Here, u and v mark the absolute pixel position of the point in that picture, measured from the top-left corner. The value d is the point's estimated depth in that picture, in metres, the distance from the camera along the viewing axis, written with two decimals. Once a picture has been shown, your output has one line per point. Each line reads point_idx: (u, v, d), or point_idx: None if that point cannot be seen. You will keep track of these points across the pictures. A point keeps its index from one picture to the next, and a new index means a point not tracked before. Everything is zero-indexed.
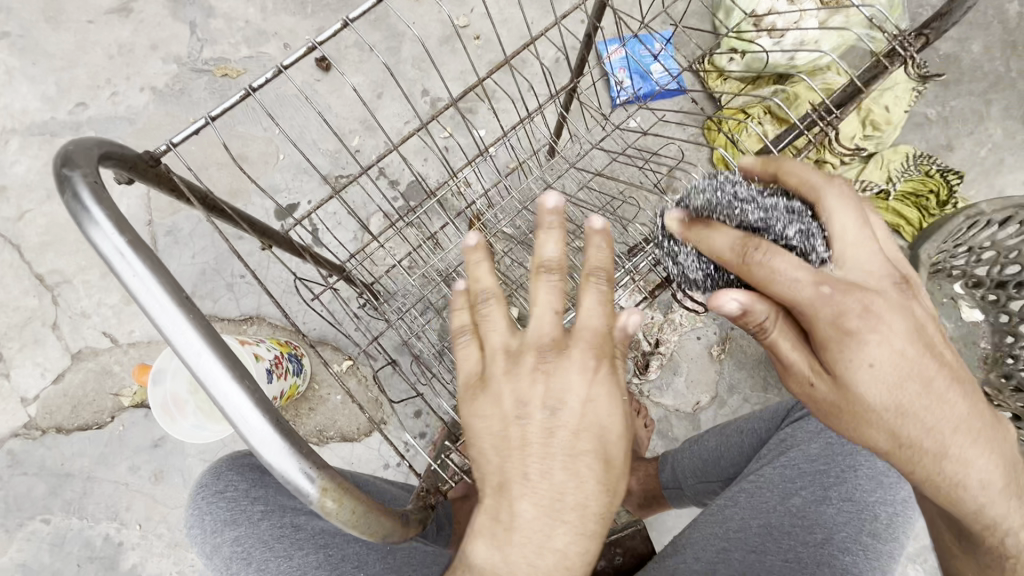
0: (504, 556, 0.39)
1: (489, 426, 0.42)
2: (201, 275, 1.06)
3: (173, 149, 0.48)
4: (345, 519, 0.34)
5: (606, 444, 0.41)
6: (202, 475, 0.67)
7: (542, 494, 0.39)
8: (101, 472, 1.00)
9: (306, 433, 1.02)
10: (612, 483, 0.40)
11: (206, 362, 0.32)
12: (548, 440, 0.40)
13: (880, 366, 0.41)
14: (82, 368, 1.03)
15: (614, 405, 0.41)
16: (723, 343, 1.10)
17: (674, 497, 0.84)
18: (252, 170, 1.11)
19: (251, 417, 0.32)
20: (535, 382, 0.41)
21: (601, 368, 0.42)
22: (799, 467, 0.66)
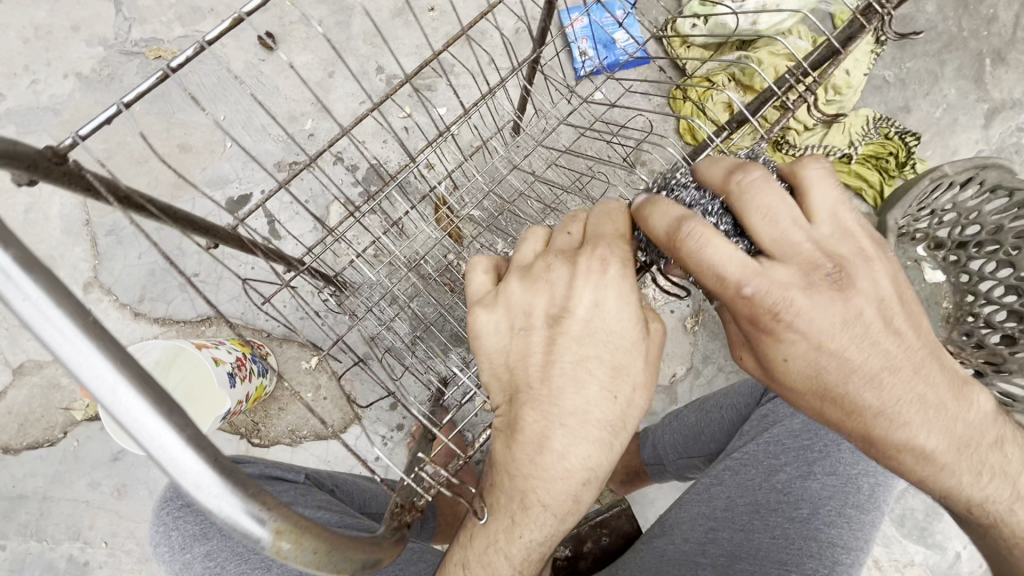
0: (511, 462, 0.40)
1: (495, 339, 0.40)
2: (150, 276, 1.00)
3: (82, 142, 0.43)
4: (307, 561, 0.32)
5: (613, 351, 0.39)
6: (164, 490, 0.64)
7: (545, 403, 0.39)
8: (58, 491, 0.94)
9: (278, 434, 0.99)
10: (620, 391, 0.39)
11: (124, 397, 0.27)
12: (549, 350, 0.39)
13: (795, 356, 0.39)
14: (26, 383, 0.96)
15: (627, 310, 0.39)
16: (696, 314, 1.11)
17: (656, 473, 0.83)
18: (198, 160, 1.04)
19: (184, 458, 0.28)
20: (538, 292, 0.40)
21: (612, 270, 0.39)
22: (783, 443, 0.66)
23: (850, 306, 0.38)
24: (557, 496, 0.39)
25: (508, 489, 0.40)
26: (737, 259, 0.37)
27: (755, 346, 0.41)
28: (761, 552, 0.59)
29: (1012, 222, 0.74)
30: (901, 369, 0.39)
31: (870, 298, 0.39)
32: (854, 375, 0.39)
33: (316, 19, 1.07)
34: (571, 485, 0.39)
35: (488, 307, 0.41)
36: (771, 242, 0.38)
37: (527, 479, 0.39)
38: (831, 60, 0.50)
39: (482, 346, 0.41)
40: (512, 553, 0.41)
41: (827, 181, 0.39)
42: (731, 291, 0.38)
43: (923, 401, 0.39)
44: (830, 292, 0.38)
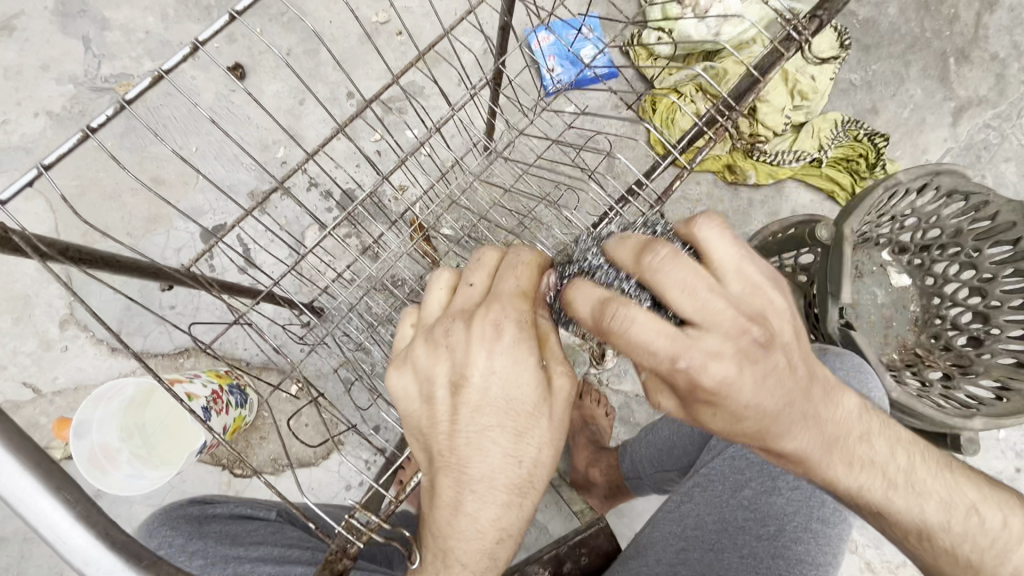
0: (431, 521, 0.40)
1: (407, 404, 0.41)
2: (126, 311, 1.00)
3: (4, 208, 0.44)
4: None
5: (515, 416, 0.39)
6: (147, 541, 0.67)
7: (454, 470, 0.39)
8: (39, 532, 0.93)
9: (261, 464, 0.98)
10: (523, 455, 0.39)
11: (11, 480, 0.28)
12: (451, 419, 0.39)
13: (722, 413, 0.38)
14: None
15: (524, 379, 0.39)
16: None
17: (635, 487, 0.84)
18: (171, 192, 1.05)
19: (72, 535, 0.28)
20: (439, 357, 0.40)
21: (506, 335, 0.39)
22: (746, 457, 0.65)
23: (770, 362, 0.38)
24: (473, 556, 0.39)
25: (431, 545, 0.41)
26: (664, 332, 0.36)
27: (682, 402, 0.39)
28: (730, 574, 0.59)
29: (973, 224, 0.75)
30: (800, 399, 0.40)
31: (789, 345, 0.39)
32: (768, 418, 0.39)
33: (285, 48, 1.09)
34: (485, 545, 0.39)
35: (399, 367, 0.41)
36: (698, 313, 0.37)
37: (446, 540, 0.39)
38: (750, 89, 0.52)
39: (397, 408, 0.41)
40: None
41: (724, 231, 0.38)
42: (669, 370, 0.37)
43: (810, 417, 0.41)
44: (758, 357, 0.37)
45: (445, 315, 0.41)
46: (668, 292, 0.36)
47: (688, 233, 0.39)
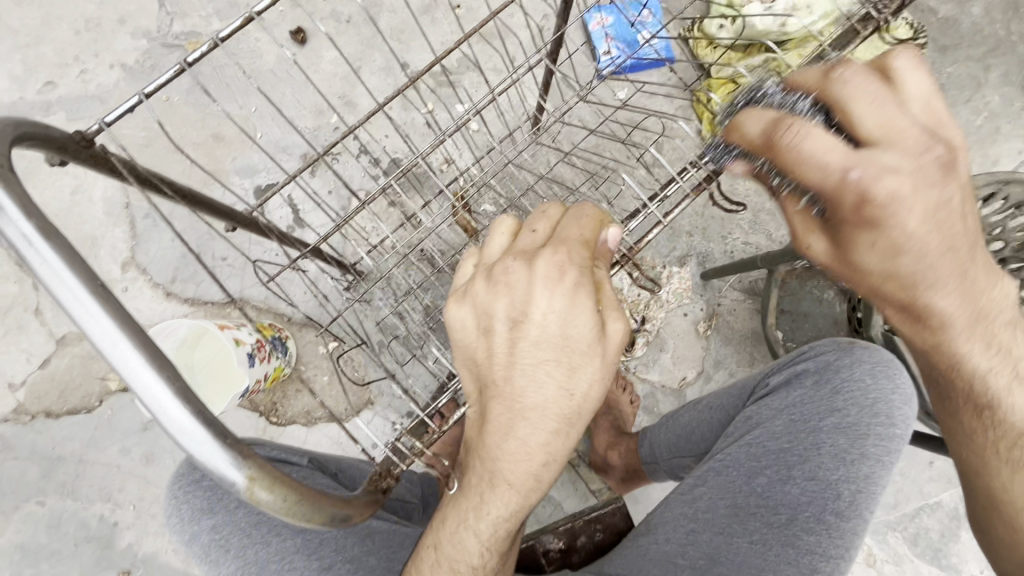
0: (481, 449, 0.41)
1: (463, 335, 0.42)
2: (182, 258, 1.05)
3: (106, 127, 0.48)
4: (280, 508, 0.35)
5: (571, 353, 0.40)
6: (179, 467, 0.74)
7: (506, 399, 0.40)
8: (93, 454, 1.01)
9: (295, 414, 1.03)
10: (574, 392, 0.40)
11: (124, 352, 0.32)
12: (508, 352, 0.40)
13: (882, 241, 0.40)
14: (67, 353, 1.03)
15: (585, 318, 0.40)
16: (709, 318, 1.10)
17: (651, 472, 0.85)
18: (229, 149, 1.09)
19: (172, 409, 0.32)
20: (498, 294, 0.41)
21: (571, 276, 0.40)
22: (763, 446, 0.66)
23: (945, 192, 0.39)
24: (520, 475, 0.41)
25: (477, 469, 0.42)
26: (838, 148, 0.39)
27: (839, 229, 0.41)
28: (739, 557, 0.60)
29: None
30: (959, 249, 0.41)
31: (956, 190, 0.40)
32: (928, 258, 0.40)
33: (346, 15, 1.11)
34: (531, 467, 0.40)
35: (460, 300, 0.42)
36: (878, 128, 0.40)
37: (496, 462, 0.41)
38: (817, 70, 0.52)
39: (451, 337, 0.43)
40: (480, 528, 0.43)
41: (919, 67, 0.41)
42: (838, 184, 0.39)
43: (965, 275, 0.42)
44: (939, 177, 0.39)
45: (506, 254, 0.42)
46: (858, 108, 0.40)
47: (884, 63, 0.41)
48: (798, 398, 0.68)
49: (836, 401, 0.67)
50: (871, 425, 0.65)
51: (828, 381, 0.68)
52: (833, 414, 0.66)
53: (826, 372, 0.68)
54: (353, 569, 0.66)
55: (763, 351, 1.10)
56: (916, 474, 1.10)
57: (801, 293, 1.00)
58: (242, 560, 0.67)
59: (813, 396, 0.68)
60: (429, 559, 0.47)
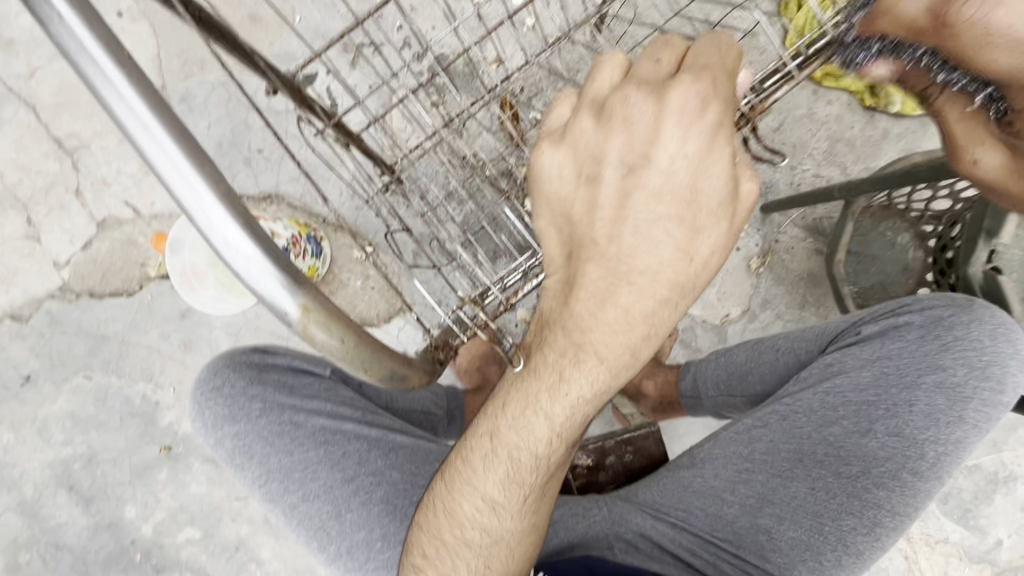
0: (568, 316, 0.44)
1: (560, 185, 0.44)
2: (217, 148, 1.02)
3: None
4: (335, 350, 0.35)
5: (694, 210, 0.42)
6: (201, 373, 0.73)
7: (612, 259, 0.43)
8: (135, 336, 1.04)
9: None
10: (693, 249, 0.42)
11: (176, 158, 0.30)
12: (624, 196, 0.42)
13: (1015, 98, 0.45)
14: (108, 237, 1.04)
15: (713, 169, 0.41)
16: (764, 255, 1.03)
17: (691, 407, 0.82)
18: (266, 33, 1.02)
19: (229, 227, 0.31)
20: (613, 132, 0.42)
21: (704, 118, 0.41)
22: (844, 396, 0.63)
23: None
24: (614, 345, 0.44)
25: (558, 340, 0.45)
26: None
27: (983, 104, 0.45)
28: (797, 500, 0.61)
29: None
30: None
31: None
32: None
33: None
34: (630, 339, 0.44)
35: (558, 144, 0.43)
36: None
37: (586, 333, 0.44)
38: None
39: (545, 182, 0.44)
40: (552, 412, 0.46)
41: None
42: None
43: None
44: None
45: (619, 94, 0.42)
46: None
47: None
48: (892, 351, 0.63)
49: (942, 359, 0.62)
50: (976, 389, 0.61)
51: (936, 337, 0.62)
52: (936, 371, 0.61)
53: (936, 328, 0.62)
54: (377, 481, 0.68)
55: (817, 295, 1.03)
56: None
57: (872, 234, 0.91)
58: (266, 467, 0.69)
59: (913, 350, 0.63)
60: (483, 448, 0.49)
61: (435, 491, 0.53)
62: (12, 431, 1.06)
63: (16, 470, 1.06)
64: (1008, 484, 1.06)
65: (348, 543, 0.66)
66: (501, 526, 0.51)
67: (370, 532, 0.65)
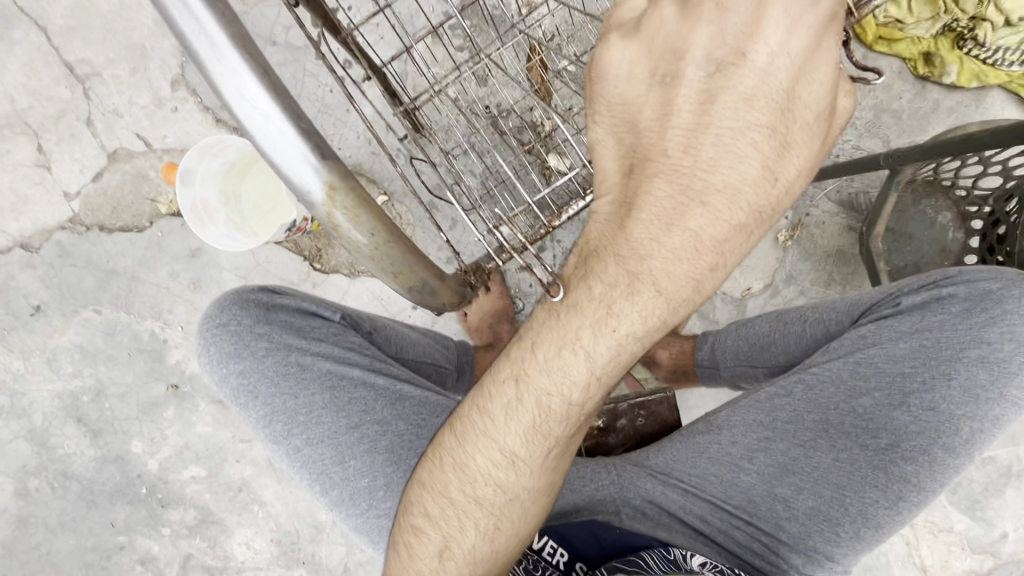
0: (626, 237, 0.42)
1: (632, 86, 0.42)
2: None
3: None
4: (364, 243, 0.37)
5: (787, 121, 0.40)
6: (208, 308, 0.71)
7: (684, 176, 0.41)
8: (144, 273, 1.03)
9: (338, 264, 1.02)
10: (780, 167, 0.41)
11: (218, 43, 0.31)
12: (709, 97, 0.40)
13: None
14: (119, 170, 1.02)
15: (815, 76, 0.39)
16: (793, 228, 0.99)
17: (707, 376, 0.80)
18: None
19: (272, 114, 0.33)
20: (703, 23, 0.40)
21: (818, 10, 0.38)
22: (876, 366, 0.60)
23: None
24: (677, 274, 0.42)
25: (611, 265, 0.43)
26: None
27: None
28: (819, 471, 0.59)
29: None
30: None
31: None
32: None
33: None
34: (696, 269, 0.42)
35: (635, 40, 0.41)
36: None
37: (645, 260, 0.41)
38: None
39: (614, 79, 0.42)
40: (594, 351, 0.44)
41: None
42: None
43: None
44: None
45: None
46: None
47: None
48: (932, 324, 0.60)
49: (987, 333, 0.58)
50: (1021, 365, 0.57)
51: (982, 310, 0.59)
52: (979, 345, 0.58)
53: (982, 302, 0.59)
54: (382, 430, 0.66)
55: (845, 274, 0.99)
56: None
57: (913, 212, 0.87)
58: (271, 407, 0.68)
59: (958, 323, 0.59)
60: (505, 397, 0.47)
61: (443, 443, 0.51)
62: (23, 360, 1.07)
63: (26, 398, 1.07)
64: (1021, 478, 1.04)
65: (350, 489, 0.65)
66: (518, 483, 0.49)
67: (372, 481, 0.65)
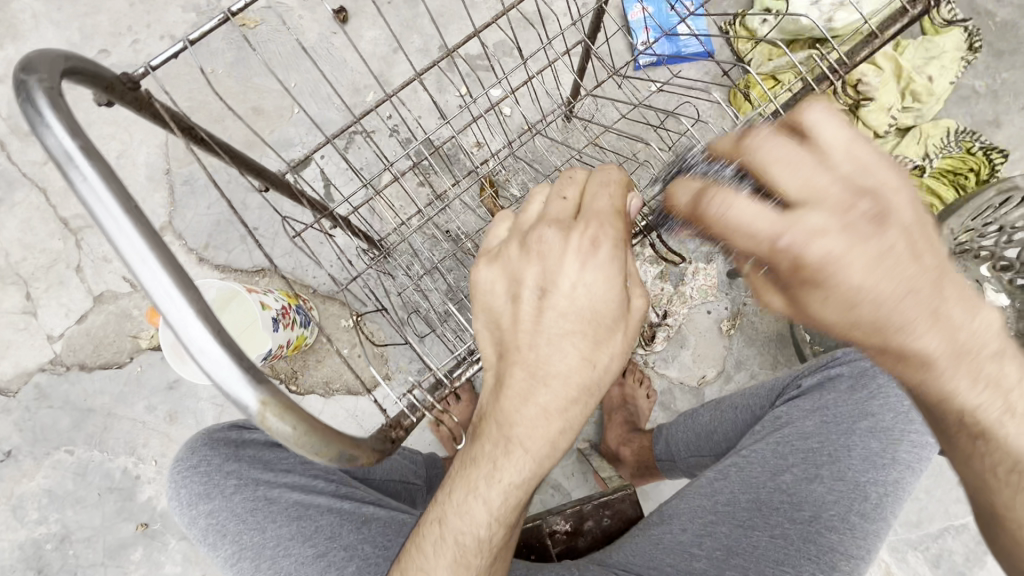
0: (498, 411, 0.44)
1: (488, 299, 0.46)
2: (216, 226, 1.09)
3: (150, 71, 0.50)
4: (291, 436, 0.35)
5: (597, 326, 0.44)
6: (178, 455, 0.74)
7: (530, 365, 0.44)
8: (121, 409, 1.05)
9: (313, 384, 1.06)
10: (597, 356, 0.44)
11: (154, 274, 0.32)
12: (541, 312, 0.44)
13: (833, 297, 0.39)
14: (104, 311, 1.08)
15: (609, 286, 0.44)
16: (733, 318, 1.08)
17: (667, 470, 0.85)
18: (267, 123, 1.12)
19: (199, 335, 0.33)
20: (531, 260, 0.45)
21: (602, 249, 0.44)
22: (791, 444, 0.66)
23: (884, 239, 0.39)
24: (536, 440, 0.44)
25: (489, 433, 0.45)
26: (766, 212, 0.38)
27: (790, 289, 0.40)
28: (759, 549, 0.61)
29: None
30: (931, 285, 0.39)
31: (898, 234, 0.39)
32: (884, 305, 0.39)
33: None
34: (549, 433, 0.44)
35: (487, 265, 0.46)
36: (802, 187, 0.39)
37: (512, 427, 0.44)
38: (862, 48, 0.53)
39: (479, 298, 0.46)
40: (490, 496, 0.46)
41: (839, 117, 0.39)
42: (771, 243, 0.38)
43: (939, 314, 0.39)
44: (870, 229, 0.39)
45: (540, 222, 0.46)
46: (772, 169, 0.39)
47: (796, 117, 0.40)
48: (830, 402, 0.68)
49: (870, 406, 0.66)
50: (903, 432, 0.66)
51: (864, 386, 0.68)
52: (867, 418, 0.66)
53: (862, 378, 0.68)
54: (349, 555, 0.67)
55: (787, 355, 1.07)
56: (943, 493, 1.06)
57: None
58: (239, 545, 0.68)
59: (846, 399, 0.68)
60: (433, 533, 0.49)
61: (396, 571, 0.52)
62: None
63: None
64: None
65: None
66: None
67: None
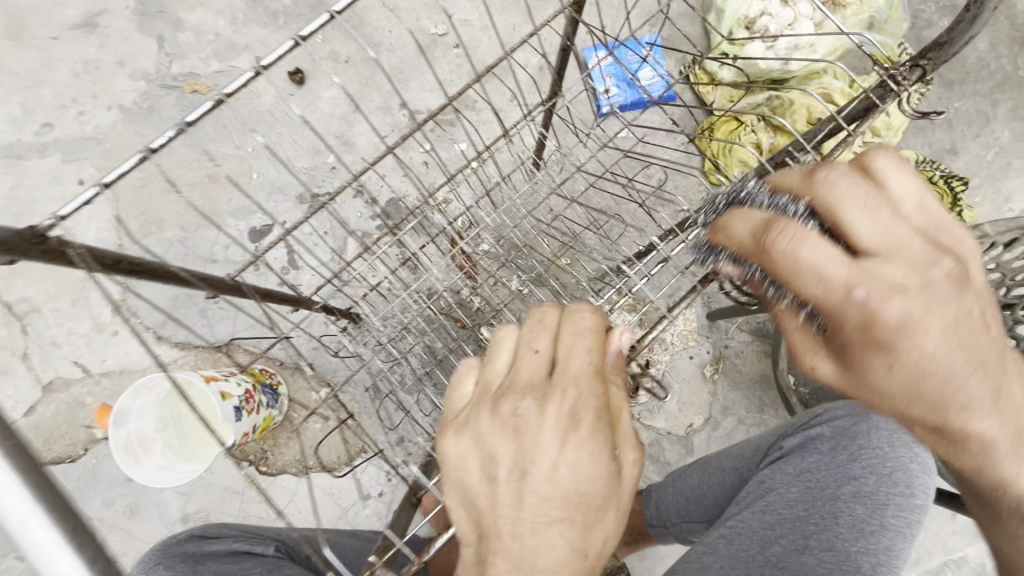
0: None
1: (461, 473, 0.36)
2: (174, 301, 1.04)
3: (60, 221, 0.46)
4: None
5: (585, 510, 0.35)
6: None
7: (511, 561, 0.34)
8: (76, 506, 0.98)
9: (287, 463, 1.00)
10: (588, 544, 0.35)
11: (34, 530, 0.26)
12: (521, 497, 0.35)
13: (899, 365, 0.34)
14: (54, 400, 1.01)
15: (597, 463, 0.35)
16: (716, 362, 1.07)
17: (659, 535, 0.80)
18: (224, 190, 1.08)
19: None
20: (505, 435, 0.36)
21: (585, 422, 0.35)
22: (779, 513, 0.62)
23: (962, 305, 0.34)
24: None
25: None
26: (839, 260, 0.33)
27: (847, 354, 0.35)
28: None
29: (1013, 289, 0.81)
30: (991, 365, 0.35)
31: (975, 310, 0.35)
32: (953, 379, 0.34)
33: (344, 55, 1.11)
34: None
35: (456, 434, 0.37)
36: (878, 238, 0.34)
37: None
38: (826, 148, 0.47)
39: (448, 475, 0.37)
40: None
41: (906, 170, 0.36)
42: (839, 299, 0.33)
43: (1001, 396, 0.35)
44: (950, 294, 0.34)
45: (512, 387, 0.37)
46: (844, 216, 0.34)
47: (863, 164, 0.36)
48: (813, 465, 0.66)
49: (853, 469, 0.65)
50: (888, 495, 0.63)
51: (846, 447, 0.66)
52: (851, 481, 0.64)
53: (844, 439, 0.66)
54: None
55: (773, 397, 1.06)
56: (939, 526, 1.04)
57: None
58: None
59: (830, 462, 0.66)
60: None
61: None
62: None
63: None
64: None
65: None
66: None
67: None
